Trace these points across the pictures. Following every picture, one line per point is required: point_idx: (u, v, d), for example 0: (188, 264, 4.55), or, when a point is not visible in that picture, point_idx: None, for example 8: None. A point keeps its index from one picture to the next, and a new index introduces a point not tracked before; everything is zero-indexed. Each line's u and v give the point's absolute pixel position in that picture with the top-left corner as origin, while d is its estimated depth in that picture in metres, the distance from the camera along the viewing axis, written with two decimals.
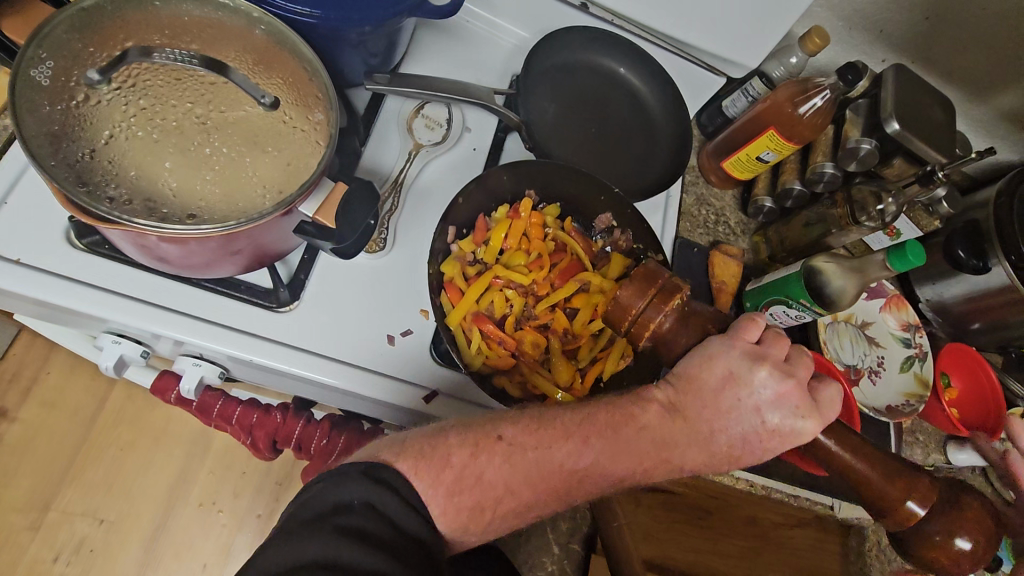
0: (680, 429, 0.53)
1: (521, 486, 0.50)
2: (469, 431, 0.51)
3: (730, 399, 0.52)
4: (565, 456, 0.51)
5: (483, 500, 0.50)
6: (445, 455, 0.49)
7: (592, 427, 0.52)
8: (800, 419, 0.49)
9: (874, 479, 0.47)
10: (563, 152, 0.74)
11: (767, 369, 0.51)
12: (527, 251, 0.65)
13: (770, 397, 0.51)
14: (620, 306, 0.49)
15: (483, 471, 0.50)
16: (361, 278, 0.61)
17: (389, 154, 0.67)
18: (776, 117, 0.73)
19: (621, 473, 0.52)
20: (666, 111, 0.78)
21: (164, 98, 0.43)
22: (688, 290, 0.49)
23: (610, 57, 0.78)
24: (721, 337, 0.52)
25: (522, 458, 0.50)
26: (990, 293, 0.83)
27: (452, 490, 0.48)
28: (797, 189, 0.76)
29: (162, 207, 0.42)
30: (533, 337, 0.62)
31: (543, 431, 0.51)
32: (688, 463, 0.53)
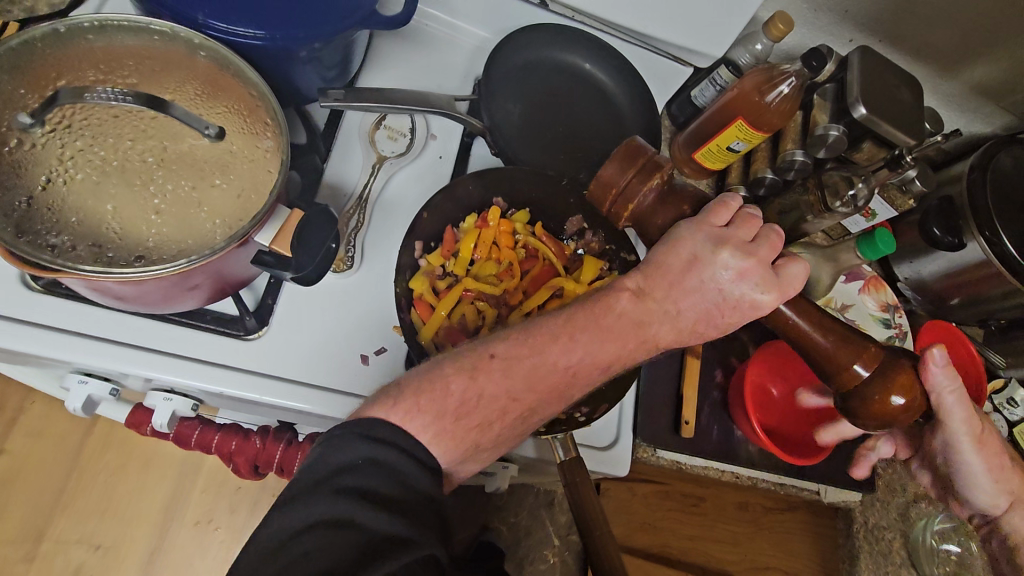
0: (652, 313, 0.50)
1: (524, 392, 0.48)
2: (462, 357, 0.49)
3: (695, 278, 0.49)
4: (556, 356, 0.49)
5: (489, 415, 0.48)
6: (444, 384, 0.47)
7: (576, 324, 0.49)
8: (761, 292, 0.48)
9: (828, 348, 0.50)
10: (531, 154, 0.73)
11: (733, 245, 0.49)
12: (498, 260, 0.64)
13: (733, 274, 0.49)
14: (603, 185, 0.55)
15: (482, 389, 0.48)
16: (329, 299, 0.60)
17: (352, 169, 0.66)
18: (744, 105, 0.71)
19: (606, 359, 0.49)
20: (635, 105, 0.76)
21: (102, 138, 0.42)
22: (667, 168, 0.54)
23: (574, 53, 0.76)
24: (689, 222, 0.51)
25: (519, 366, 0.48)
26: (966, 269, 0.83)
27: (459, 414, 0.47)
28: (769, 178, 0.76)
29: (108, 250, 0.41)
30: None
31: (531, 340, 0.49)
32: (661, 341, 0.51)
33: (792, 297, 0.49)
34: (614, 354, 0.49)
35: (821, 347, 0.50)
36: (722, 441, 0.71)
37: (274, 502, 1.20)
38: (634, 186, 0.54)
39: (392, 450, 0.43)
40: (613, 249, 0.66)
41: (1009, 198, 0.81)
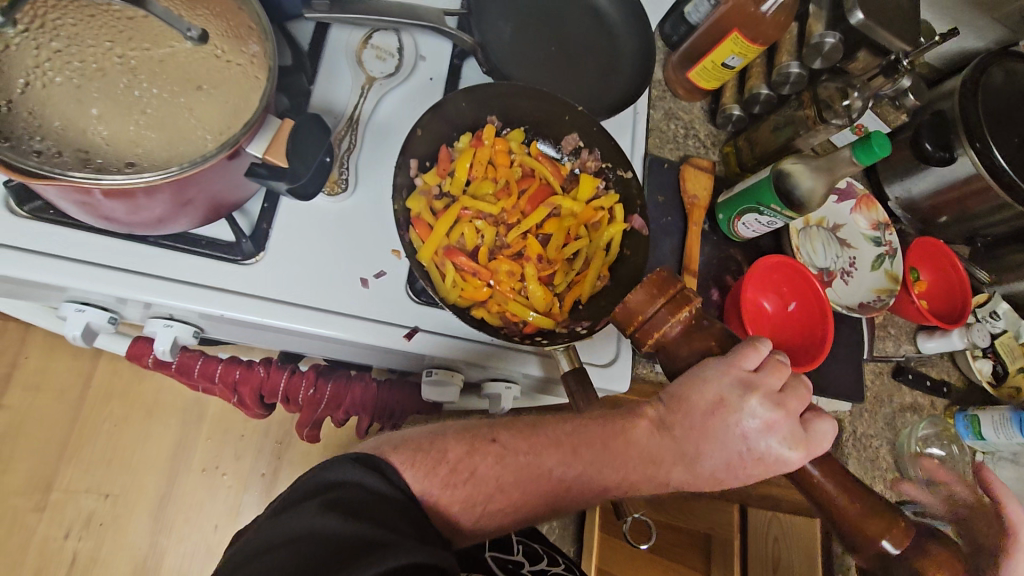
0: (667, 451, 0.51)
1: (513, 486, 0.50)
2: (467, 432, 0.52)
3: (721, 424, 0.50)
4: (555, 464, 0.50)
5: (476, 496, 0.49)
6: (442, 451, 0.50)
7: (581, 437, 0.51)
8: (788, 448, 0.48)
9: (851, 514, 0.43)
10: (523, 73, 0.71)
11: (761, 395, 0.49)
12: (494, 180, 0.64)
13: (759, 424, 0.49)
14: (629, 311, 0.48)
15: (476, 467, 0.50)
16: (325, 222, 0.60)
17: (341, 90, 0.64)
18: (737, 17, 0.69)
19: (606, 485, 0.51)
20: (628, 21, 0.75)
21: (78, 38, 0.39)
22: (698, 300, 0.49)
23: None
24: (718, 361, 0.49)
25: (514, 460, 0.50)
26: (956, 184, 0.84)
27: (448, 482, 0.48)
28: (764, 93, 0.75)
29: (96, 157, 0.39)
30: (507, 267, 0.60)
31: (535, 438, 0.52)
32: (674, 481, 0.52)
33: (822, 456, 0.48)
34: (618, 480, 0.51)
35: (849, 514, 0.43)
36: None
37: (278, 448, 1.22)
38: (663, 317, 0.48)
39: (374, 474, 0.45)
40: (610, 167, 0.65)
41: (1000, 111, 0.81)
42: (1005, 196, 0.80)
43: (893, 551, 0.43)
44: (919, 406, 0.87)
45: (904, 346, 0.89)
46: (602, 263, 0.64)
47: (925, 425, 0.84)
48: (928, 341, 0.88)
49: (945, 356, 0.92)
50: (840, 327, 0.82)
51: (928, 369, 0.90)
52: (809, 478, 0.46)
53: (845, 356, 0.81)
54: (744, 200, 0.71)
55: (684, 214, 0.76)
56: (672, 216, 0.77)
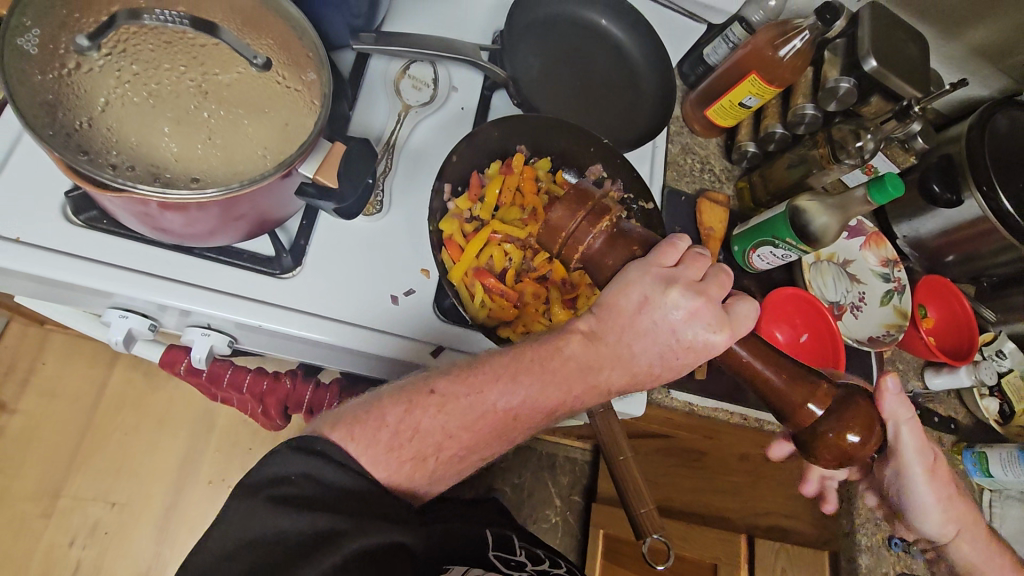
0: (602, 357, 0.54)
1: (458, 430, 0.53)
2: (404, 390, 0.53)
3: (647, 319, 0.52)
4: (496, 397, 0.53)
5: (423, 449, 0.52)
6: (380, 418, 0.51)
7: (519, 365, 0.53)
8: (712, 333, 0.50)
9: (779, 385, 0.49)
10: (548, 106, 0.75)
11: (681, 286, 0.51)
12: (521, 207, 0.66)
13: (685, 314, 0.51)
14: (551, 229, 0.51)
15: (419, 422, 0.52)
16: (360, 241, 0.62)
17: (378, 116, 0.67)
18: (757, 61, 0.74)
19: (548, 404, 0.54)
20: (649, 61, 0.79)
21: (156, 62, 0.42)
22: (616, 209, 0.51)
23: (590, 9, 0.79)
24: (639, 262, 0.51)
25: (455, 404, 0.52)
26: (963, 225, 0.87)
27: (392, 446, 0.50)
28: (779, 132, 0.78)
29: (165, 172, 0.42)
30: (532, 289, 0.63)
31: (473, 379, 0.53)
32: (614, 385, 0.55)
33: (746, 335, 0.51)
34: (559, 398, 0.54)
35: (775, 385, 0.49)
36: (730, 383, 0.75)
37: None
38: (583, 228, 0.50)
39: (323, 463, 0.47)
40: (632, 198, 0.69)
41: (1005, 156, 0.84)
42: (1010, 238, 0.83)
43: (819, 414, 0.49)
44: None
45: (911, 380, 0.91)
46: None
47: None
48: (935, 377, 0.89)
49: (953, 393, 0.94)
50: (851, 359, 0.83)
51: (935, 404, 0.91)
52: (741, 360, 0.49)
53: None
54: (760, 232, 0.74)
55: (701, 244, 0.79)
56: None
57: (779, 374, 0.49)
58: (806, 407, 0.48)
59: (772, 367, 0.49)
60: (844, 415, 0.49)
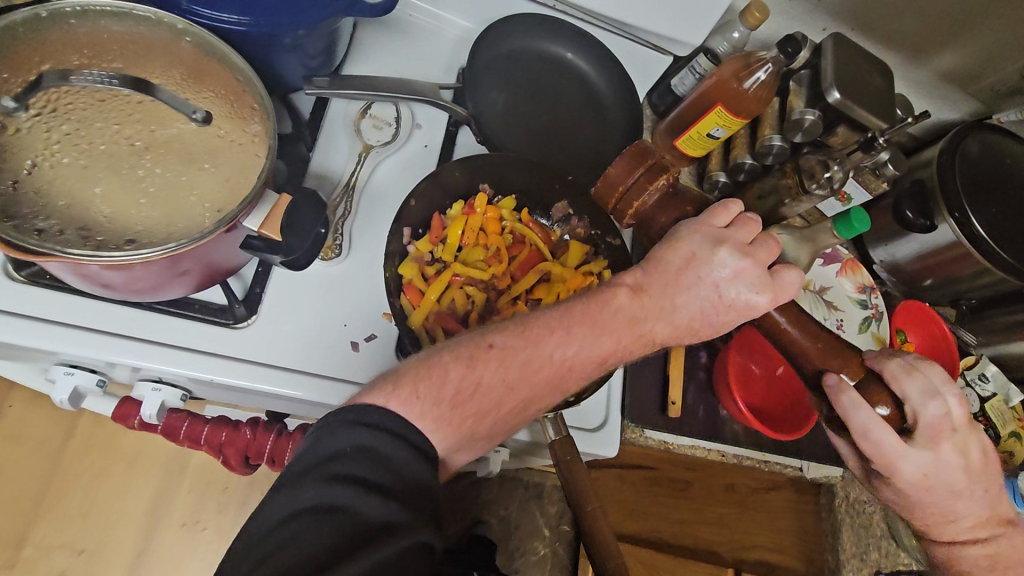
0: (648, 310, 0.50)
1: (520, 383, 0.48)
2: (461, 346, 0.49)
3: (694, 275, 0.50)
4: (554, 348, 0.48)
5: (486, 405, 0.48)
6: (441, 373, 0.47)
7: (572, 317, 0.49)
8: (755, 293, 0.49)
9: (810, 349, 0.51)
10: (513, 142, 0.75)
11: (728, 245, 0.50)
12: (485, 246, 0.65)
13: (730, 273, 0.49)
14: (610, 183, 0.65)
15: (481, 378, 0.47)
16: (319, 287, 0.61)
17: (338, 158, 0.66)
18: (722, 93, 0.73)
19: (602, 354, 0.49)
20: (616, 94, 0.79)
21: (88, 122, 0.42)
22: (671, 170, 0.62)
23: (555, 43, 0.79)
24: (690, 222, 0.53)
25: (515, 357, 0.48)
26: (938, 249, 0.86)
27: (455, 402, 0.46)
28: (748, 163, 0.77)
29: (97, 234, 0.40)
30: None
31: (529, 331, 0.49)
32: (660, 337, 0.51)
33: (785, 302, 0.49)
34: (613, 347, 0.49)
35: (803, 348, 0.51)
36: (706, 418, 0.74)
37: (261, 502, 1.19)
38: (639, 183, 0.63)
39: (381, 435, 0.42)
40: (600, 234, 0.66)
41: (976, 181, 0.84)
42: (987, 262, 0.82)
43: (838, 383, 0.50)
44: None
45: None
46: None
47: None
48: None
49: None
50: None
51: None
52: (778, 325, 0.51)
53: None
54: None
55: None
56: None
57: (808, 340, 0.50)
58: (829, 376, 0.50)
59: (801, 331, 0.51)
60: (863, 388, 0.51)
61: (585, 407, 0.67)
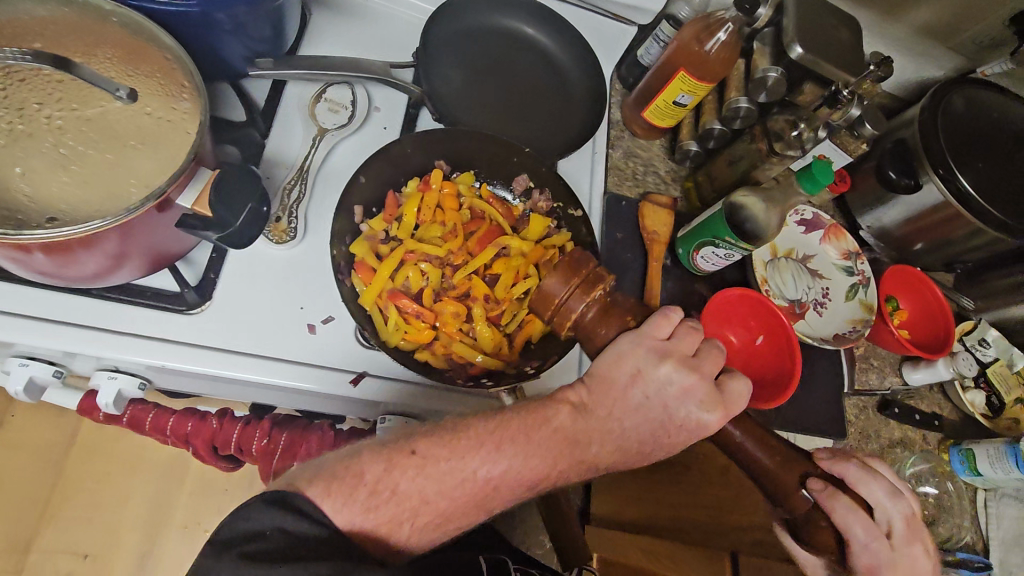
0: (591, 428, 0.50)
1: (438, 498, 0.46)
2: (383, 446, 0.47)
3: (638, 394, 0.49)
4: (479, 465, 0.47)
5: (402, 512, 0.45)
6: (358, 475, 0.45)
7: (505, 432, 0.48)
8: (705, 412, 0.47)
9: (771, 467, 0.44)
10: (475, 119, 0.74)
11: (670, 358, 0.49)
12: (442, 224, 0.63)
13: (677, 390, 0.49)
14: (543, 292, 0.47)
15: (398, 485, 0.45)
16: (274, 270, 0.60)
17: (293, 142, 0.66)
18: (684, 57, 0.71)
19: (533, 477, 0.48)
20: (579, 67, 0.80)
21: (9, 102, 0.42)
22: (609, 279, 0.48)
23: (515, 20, 0.80)
24: (634, 333, 0.49)
25: (436, 468, 0.46)
26: (925, 211, 0.83)
27: (369, 507, 0.44)
28: (717, 128, 0.75)
29: (17, 213, 0.40)
30: (454, 307, 0.59)
31: (458, 443, 0.48)
32: (602, 460, 0.50)
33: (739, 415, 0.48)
34: (545, 469, 0.48)
35: (767, 467, 0.45)
36: None
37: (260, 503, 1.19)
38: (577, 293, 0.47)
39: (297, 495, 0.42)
40: (560, 207, 0.66)
41: (961, 136, 0.81)
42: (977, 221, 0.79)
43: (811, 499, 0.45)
44: (911, 440, 0.82)
45: (888, 377, 0.86)
46: None
47: (913, 462, 0.79)
48: (914, 373, 0.84)
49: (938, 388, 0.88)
50: (818, 359, 0.79)
51: (918, 401, 0.85)
52: (731, 439, 0.46)
53: (824, 390, 0.78)
54: (701, 232, 0.70)
55: (645, 250, 0.76)
56: (631, 253, 0.76)
57: (771, 459, 0.45)
58: (799, 496, 0.45)
59: (764, 451, 0.45)
60: (825, 499, 0.46)
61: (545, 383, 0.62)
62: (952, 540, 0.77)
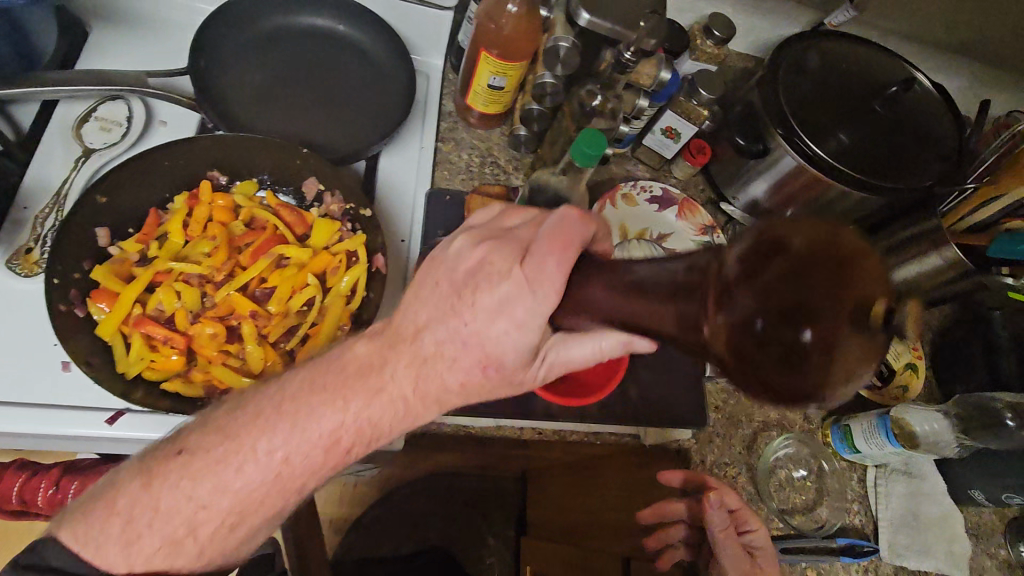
0: (385, 355, 0.42)
1: (216, 496, 0.40)
2: (150, 456, 0.42)
3: (463, 269, 0.40)
4: (254, 441, 0.41)
5: (175, 529, 0.41)
6: (112, 496, 0.41)
7: (301, 391, 0.42)
8: (500, 281, 0.38)
9: (624, 314, 0.32)
10: (271, 124, 0.66)
11: (742, 239, 0.26)
12: (212, 238, 0.59)
13: (473, 263, 0.39)
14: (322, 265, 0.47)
15: (191, 471, 0.41)
16: (20, 305, 0.55)
17: (53, 164, 0.61)
18: (483, 37, 0.67)
19: (320, 435, 0.41)
20: (393, 57, 0.72)
21: None
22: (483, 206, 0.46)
23: (319, 13, 0.72)
24: (465, 234, 0.42)
25: (204, 454, 0.41)
26: (785, 177, 0.77)
27: (127, 538, 0.40)
28: (535, 108, 0.72)
29: None
30: (210, 330, 0.54)
31: (230, 426, 0.42)
32: (453, 386, 0.42)
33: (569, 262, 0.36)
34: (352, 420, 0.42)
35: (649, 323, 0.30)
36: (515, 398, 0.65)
37: None
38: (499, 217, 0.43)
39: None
40: (353, 209, 0.61)
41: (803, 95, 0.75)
42: (839, 185, 0.73)
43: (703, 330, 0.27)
44: (790, 423, 0.76)
45: None
46: (335, 313, 0.58)
47: (783, 443, 0.74)
48: None
49: None
50: (676, 344, 0.73)
51: None
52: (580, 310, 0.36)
53: (685, 378, 0.72)
54: None
55: None
56: None
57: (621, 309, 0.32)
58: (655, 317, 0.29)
59: (632, 303, 0.30)
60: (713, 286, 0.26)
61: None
62: (832, 525, 0.71)
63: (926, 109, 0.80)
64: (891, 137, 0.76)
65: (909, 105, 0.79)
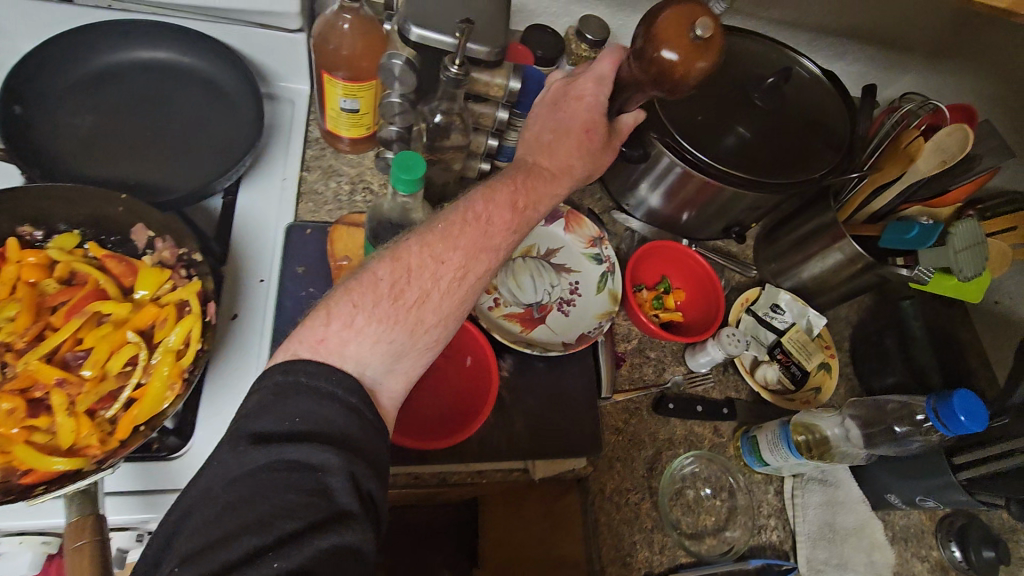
0: (466, 220, 0.48)
1: (450, 257, 0.47)
2: (334, 298, 0.45)
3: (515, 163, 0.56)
4: (390, 284, 0.45)
5: (423, 297, 0.46)
6: (349, 310, 0.44)
7: (395, 280, 0.45)
8: (574, 156, 0.56)
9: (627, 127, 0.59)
10: (103, 169, 0.62)
11: (554, 92, 0.59)
12: (18, 300, 0.52)
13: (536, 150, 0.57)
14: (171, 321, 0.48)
15: (421, 281, 0.46)
16: None
17: None
18: (325, 58, 0.63)
19: (410, 300, 0.45)
20: (243, 86, 0.70)
21: None
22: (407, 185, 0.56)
23: (160, 49, 0.69)
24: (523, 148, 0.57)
25: (415, 253, 0.46)
26: (674, 181, 0.74)
27: (390, 312, 0.44)
28: (392, 132, 0.65)
29: None
30: (6, 405, 0.48)
31: (395, 282, 0.45)
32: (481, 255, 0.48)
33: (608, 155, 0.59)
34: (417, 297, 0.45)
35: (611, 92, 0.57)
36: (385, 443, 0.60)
37: None
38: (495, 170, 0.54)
39: None
40: (188, 252, 0.57)
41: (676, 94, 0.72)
42: (726, 185, 0.69)
43: (676, 53, 0.48)
44: (698, 437, 0.72)
45: (670, 368, 0.75)
46: (167, 369, 0.53)
47: (688, 459, 0.70)
48: (695, 359, 0.74)
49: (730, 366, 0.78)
50: (566, 366, 0.69)
51: (706, 390, 0.75)
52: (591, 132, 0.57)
53: (579, 401, 0.68)
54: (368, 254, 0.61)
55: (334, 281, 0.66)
56: (317, 286, 0.66)
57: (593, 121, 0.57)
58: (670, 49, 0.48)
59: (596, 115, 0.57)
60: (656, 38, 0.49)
61: (175, 472, 0.55)
62: (744, 545, 0.67)
63: (813, 97, 0.77)
64: (774, 131, 0.73)
65: (797, 96, 0.76)
